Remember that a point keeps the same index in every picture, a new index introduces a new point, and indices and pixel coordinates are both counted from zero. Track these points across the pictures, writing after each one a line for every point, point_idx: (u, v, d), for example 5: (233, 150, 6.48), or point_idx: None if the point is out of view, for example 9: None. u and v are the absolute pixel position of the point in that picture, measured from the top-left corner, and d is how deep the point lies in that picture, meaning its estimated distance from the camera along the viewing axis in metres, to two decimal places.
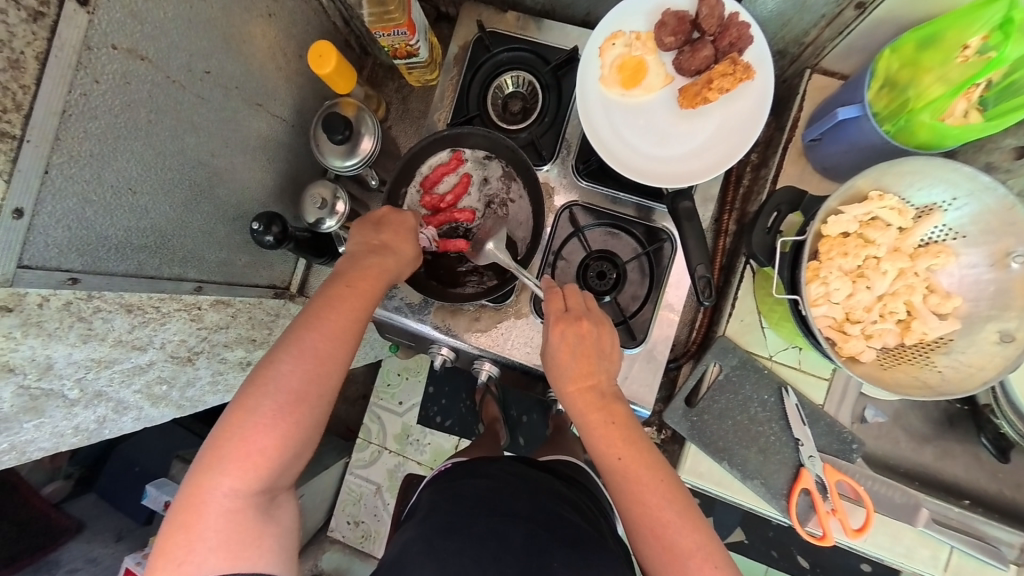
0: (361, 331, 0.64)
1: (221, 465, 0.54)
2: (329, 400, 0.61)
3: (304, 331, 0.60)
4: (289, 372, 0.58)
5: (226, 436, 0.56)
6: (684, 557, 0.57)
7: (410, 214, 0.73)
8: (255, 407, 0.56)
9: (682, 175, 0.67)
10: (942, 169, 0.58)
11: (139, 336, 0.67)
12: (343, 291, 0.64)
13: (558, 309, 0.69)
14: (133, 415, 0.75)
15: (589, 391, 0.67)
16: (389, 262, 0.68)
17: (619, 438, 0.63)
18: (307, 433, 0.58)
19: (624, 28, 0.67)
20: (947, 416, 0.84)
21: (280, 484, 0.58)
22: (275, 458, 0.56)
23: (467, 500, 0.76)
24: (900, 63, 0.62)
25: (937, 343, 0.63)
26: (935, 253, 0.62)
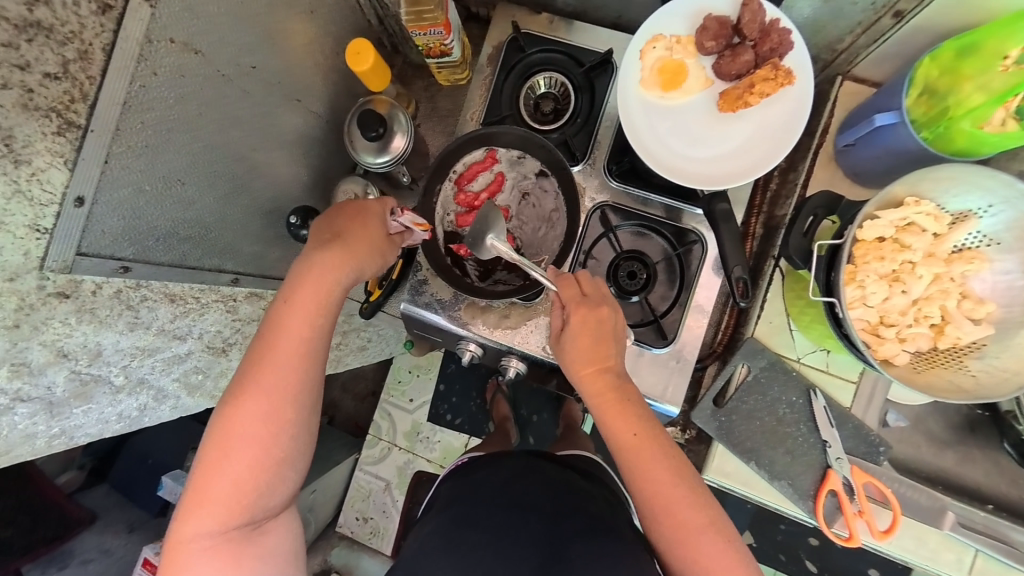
0: (316, 358, 0.63)
1: (192, 510, 0.57)
2: (296, 432, 0.61)
3: (248, 373, 0.60)
4: (237, 415, 0.59)
5: (194, 484, 0.58)
6: (699, 531, 0.59)
7: (377, 200, 0.69)
8: (214, 456, 0.58)
9: (717, 176, 0.67)
10: (981, 176, 0.59)
11: (179, 325, 0.68)
12: (281, 321, 0.62)
13: (576, 295, 0.68)
14: (170, 404, 0.75)
15: (602, 373, 0.66)
16: (339, 270, 0.64)
17: (630, 415, 0.64)
18: (275, 466, 0.60)
19: (664, 31, 0.68)
20: (969, 422, 0.86)
21: (262, 513, 0.61)
22: (241, 496, 0.58)
23: (486, 491, 0.77)
24: (938, 71, 0.63)
25: (970, 348, 0.63)
26: (969, 258, 0.63)
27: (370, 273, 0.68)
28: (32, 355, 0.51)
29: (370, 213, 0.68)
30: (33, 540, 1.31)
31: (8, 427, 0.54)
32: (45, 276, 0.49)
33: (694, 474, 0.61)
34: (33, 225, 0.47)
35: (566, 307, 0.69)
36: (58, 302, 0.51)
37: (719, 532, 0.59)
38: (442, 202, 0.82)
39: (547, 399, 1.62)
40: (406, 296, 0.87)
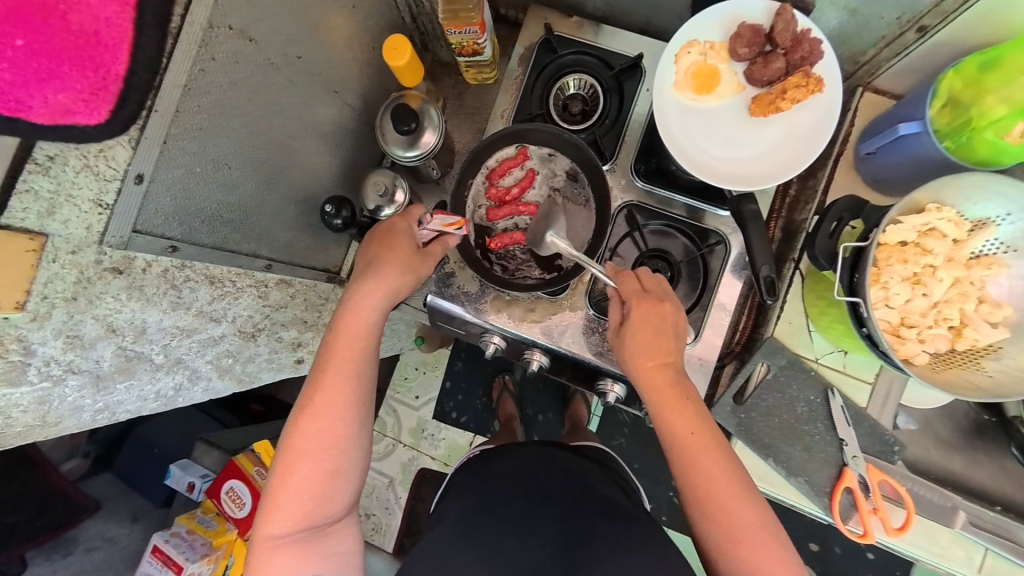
0: (366, 372, 0.69)
1: (266, 517, 0.63)
2: (354, 441, 0.67)
3: (313, 388, 0.66)
4: (304, 426, 0.65)
5: (269, 491, 0.64)
6: (750, 530, 0.60)
7: (402, 216, 0.75)
8: (286, 465, 0.64)
9: (744, 178, 0.70)
10: (1001, 185, 0.62)
11: (217, 307, 0.70)
12: (337, 340, 0.69)
13: (636, 290, 0.72)
14: (202, 385, 0.76)
15: (660, 365, 0.69)
16: (375, 290, 0.70)
17: (688, 413, 0.65)
18: (337, 474, 0.65)
19: (698, 37, 0.70)
20: (976, 427, 0.89)
21: (327, 518, 0.66)
22: (309, 501, 0.64)
23: (502, 479, 0.80)
24: (962, 83, 0.65)
25: (986, 350, 0.66)
26: (987, 264, 0.65)
27: (405, 291, 0.73)
28: (86, 328, 0.52)
29: (399, 233, 0.73)
30: (36, 526, 1.30)
31: (57, 399, 0.55)
32: (103, 251, 0.51)
33: (744, 470, 0.63)
34: (97, 200, 0.49)
35: (627, 301, 0.72)
36: (112, 277, 0.53)
37: (767, 530, 0.60)
38: (474, 195, 0.84)
39: (553, 400, 1.64)
40: (432, 288, 0.88)
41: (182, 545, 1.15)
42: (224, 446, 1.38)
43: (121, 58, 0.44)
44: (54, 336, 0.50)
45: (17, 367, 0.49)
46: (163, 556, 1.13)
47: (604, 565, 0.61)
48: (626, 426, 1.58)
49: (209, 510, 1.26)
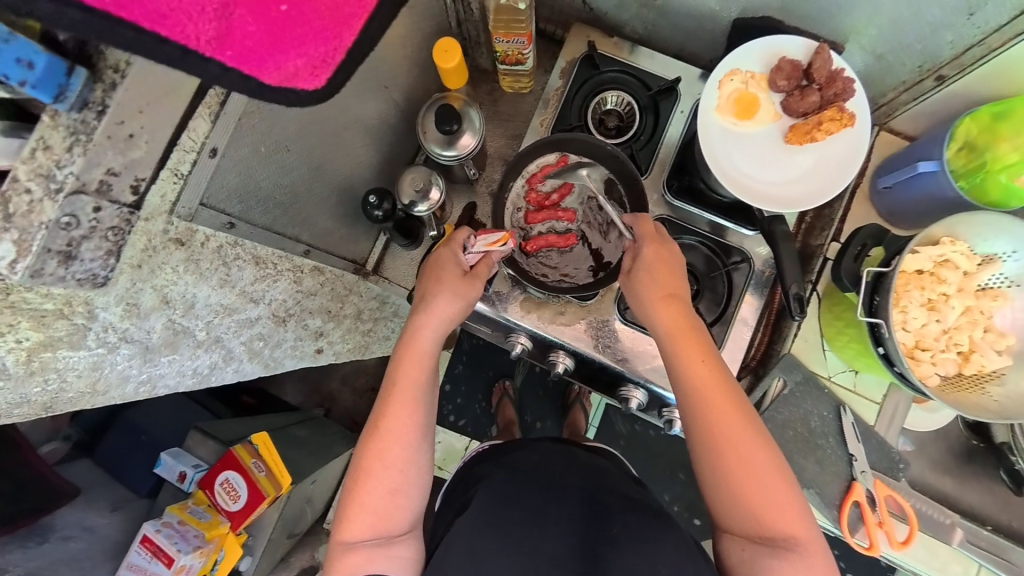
0: (422, 399, 0.78)
1: (344, 524, 0.74)
2: (413, 461, 0.77)
3: (378, 413, 0.77)
4: (372, 447, 0.76)
5: (344, 500, 0.76)
6: (761, 475, 0.61)
7: (447, 250, 0.83)
8: (357, 482, 0.75)
9: (776, 201, 0.74)
10: (1011, 225, 0.67)
11: (257, 289, 0.69)
12: (399, 369, 0.79)
13: (653, 232, 0.74)
14: (234, 366, 0.75)
15: (673, 300, 0.70)
16: (430, 324, 0.79)
17: (700, 351, 0.67)
18: (399, 490, 0.75)
19: (740, 67, 0.75)
20: (967, 451, 0.94)
21: (394, 529, 0.75)
22: (378, 511, 0.74)
23: (523, 467, 0.82)
24: (977, 129, 0.71)
25: (991, 376, 0.71)
26: (993, 296, 0.71)
27: (455, 321, 0.80)
28: (144, 297, 0.52)
29: (446, 265, 0.81)
30: None
31: (107, 367, 0.55)
32: (171, 221, 0.50)
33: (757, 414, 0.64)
34: (174, 170, 0.49)
35: (642, 241, 0.73)
36: (174, 248, 0.52)
37: (779, 474, 0.62)
38: (514, 197, 0.88)
39: (552, 408, 1.66)
40: None
41: (174, 536, 1.12)
42: (219, 436, 1.35)
43: (353, 29, 0.46)
44: (116, 302, 0.50)
45: (79, 332, 0.49)
46: (153, 546, 1.11)
47: (622, 551, 0.64)
48: (622, 438, 1.60)
49: (202, 502, 1.24)
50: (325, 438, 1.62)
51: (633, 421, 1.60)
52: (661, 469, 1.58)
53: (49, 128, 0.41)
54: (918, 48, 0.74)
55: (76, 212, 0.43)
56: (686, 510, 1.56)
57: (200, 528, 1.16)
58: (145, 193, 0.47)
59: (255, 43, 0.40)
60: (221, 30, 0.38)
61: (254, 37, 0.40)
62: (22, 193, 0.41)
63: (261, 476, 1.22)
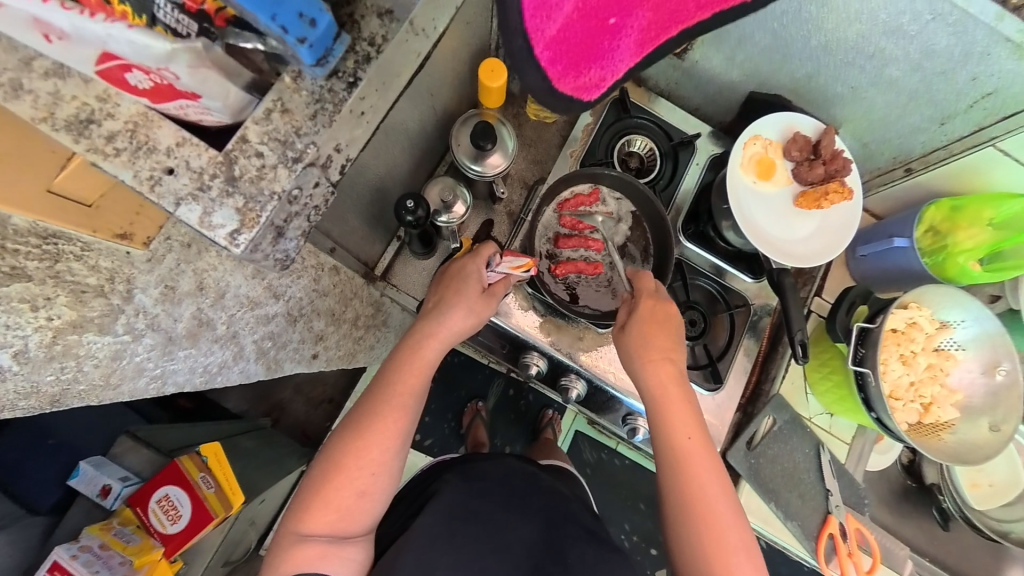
0: (415, 406, 0.76)
1: (305, 516, 0.69)
2: (387, 466, 0.73)
3: (368, 411, 0.74)
4: (350, 443, 0.72)
5: (307, 493, 0.71)
6: (722, 522, 0.67)
7: (472, 263, 0.81)
8: (327, 476, 0.70)
9: (785, 253, 0.82)
10: (965, 300, 0.81)
11: (280, 283, 0.73)
12: (398, 371, 0.76)
13: (650, 288, 0.78)
14: (240, 368, 0.76)
15: (659, 350, 0.74)
16: (435, 330, 0.77)
17: (686, 406, 0.73)
18: (366, 495, 0.71)
19: (762, 133, 0.85)
20: (905, 491, 1.08)
21: (353, 533, 0.71)
22: (340, 509, 0.70)
23: (491, 482, 0.83)
24: (941, 217, 0.85)
25: (945, 426, 0.83)
26: (947, 357, 0.84)
27: (462, 331, 0.79)
28: (183, 279, 0.62)
29: (469, 276, 0.80)
30: None
31: (126, 358, 0.60)
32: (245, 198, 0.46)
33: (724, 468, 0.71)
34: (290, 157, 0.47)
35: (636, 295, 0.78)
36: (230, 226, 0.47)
37: (737, 523, 0.67)
38: (546, 221, 0.90)
39: (521, 433, 1.64)
40: None
41: (95, 563, 0.95)
42: (156, 445, 1.20)
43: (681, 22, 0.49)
44: (155, 283, 0.60)
45: (112, 313, 0.57)
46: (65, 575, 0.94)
47: None
48: (589, 466, 1.61)
49: (130, 521, 1.08)
50: (277, 452, 1.46)
51: (601, 450, 1.63)
52: (622, 499, 1.61)
53: (290, 89, 0.48)
54: (896, 142, 0.89)
55: (301, 185, 0.48)
56: (644, 541, 1.59)
57: (126, 553, 1.00)
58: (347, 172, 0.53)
59: (573, 49, 0.43)
60: (561, 33, 0.41)
61: (576, 47, 0.43)
62: (253, 155, 0.47)
63: (209, 493, 1.09)
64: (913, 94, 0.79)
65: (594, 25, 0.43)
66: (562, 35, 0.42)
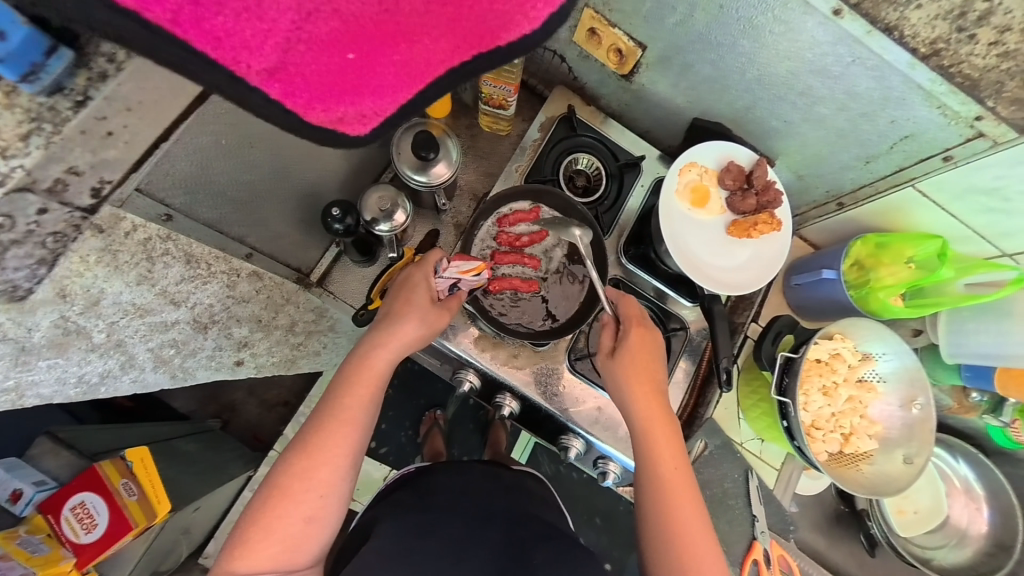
0: (365, 422, 0.72)
1: (241, 550, 0.65)
2: (337, 487, 0.69)
3: (313, 430, 0.70)
4: (294, 468, 0.68)
5: (245, 525, 0.66)
6: (700, 565, 0.64)
7: (417, 271, 0.80)
8: (268, 505, 0.66)
9: (715, 282, 0.82)
10: (885, 334, 0.83)
11: (181, 290, 0.68)
12: (348, 384, 0.72)
13: (637, 317, 0.79)
14: (133, 375, 0.74)
15: (647, 387, 0.74)
16: (390, 343, 0.74)
17: (670, 441, 0.71)
18: (314, 520, 0.67)
19: (698, 161, 0.86)
20: (837, 514, 1.08)
21: (299, 563, 0.67)
22: (285, 539, 0.66)
23: (448, 494, 0.82)
24: (867, 252, 0.88)
25: (864, 457, 0.84)
26: (868, 388, 0.85)
27: (418, 341, 0.77)
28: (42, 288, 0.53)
29: (417, 286, 0.78)
30: None
31: None
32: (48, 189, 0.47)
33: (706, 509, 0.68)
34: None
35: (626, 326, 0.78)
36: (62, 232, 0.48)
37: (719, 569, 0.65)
38: (483, 236, 0.89)
39: (480, 445, 1.60)
40: None
41: None
42: (79, 447, 1.13)
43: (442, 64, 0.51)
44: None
45: None
46: None
47: None
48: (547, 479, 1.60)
49: (39, 530, 1.02)
50: (219, 456, 1.42)
51: (559, 463, 1.61)
52: (577, 513, 1.59)
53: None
54: (829, 177, 0.91)
55: (14, 212, 0.47)
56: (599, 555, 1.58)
57: (31, 564, 0.95)
58: (100, 194, 0.53)
59: (313, 85, 0.45)
60: (275, 65, 0.43)
61: (313, 79, 0.45)
62: None
63: (131, 501, 1.04)
64: (841, 133, 0.81)
65: (338, 62, 0.45)
66: (291, 66, 0.43)
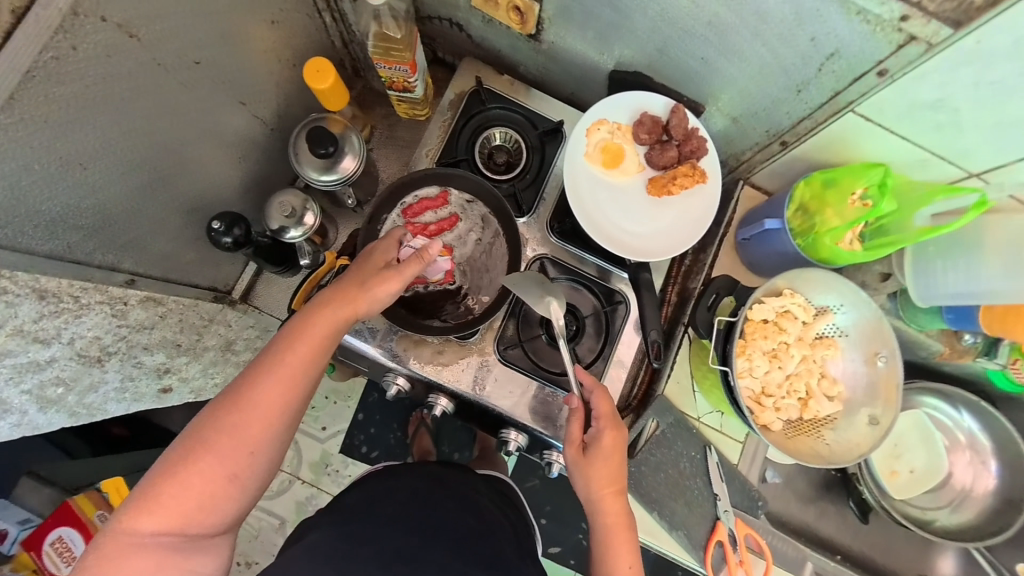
0: (306, 390, 0.65)
1: (147, 507, 0.56)
2: (267, 450, 0.62)
3: (250, 381, 0.62)
4: (219, 424, 0.60)
5: (154, 480, 0.58)
6: None
7: (387, 242, 0.73)
8: (186, 458, 0.58)
9: (635, 249, 0.77)
10: (837, 283, 0.74)
11: (46, 327, 0.59)
12: (294, 338, 0.64)
13: (613, 415, 0.73)
14: (13, 419, 0.64)
15: (615, 494, 0.70)
16: (344, 303, 0.66)
17: (631, 550, 0.69)
18: (234, 480, 0.60)
19: (609, 117, 0.78)
20: (826, 481, 0.98)
21: (209, 527, 0.59)
22: (196, 502, 0.58)
23: (401, 498, 0.76)
24: (811, 194, 0.79)
25: (827, 422, 0.76)
26: (827, 345, 0.77)
27: (372, 313, 0.69)
28: None
29: (379, 251, 0.71)
30: None
31: None
32: None
33: None
34: None
35: (599, 425, 0.72)
36: None
37: None
38: (389, 230, 0.84)
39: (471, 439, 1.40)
40: None
41: None
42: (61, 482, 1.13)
43: None
44: None
45: None
46: None
47: None
48: None
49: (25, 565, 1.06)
50: None
51: None
52: None
53: None
54: (763, 115, 0.81)
55: None
56: None
57: None
58: None
59: None
60: None
61: None
62: None
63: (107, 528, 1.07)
64: (761, 63, 0.72)
65: None
66: None
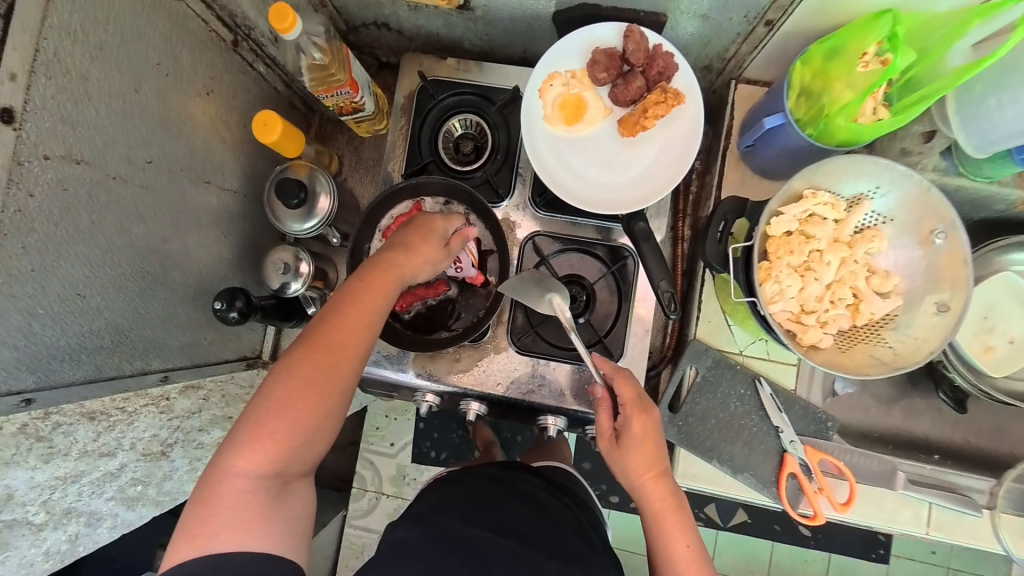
0: (374, 332, 0.63)
1: (239, 446, 0.55)
2: (342, 396, 0.60)
3: (323, 324, 0.60)
4: (300, 362, 0.58)
5: (244, 423, 0.57)
6: None
7: (437, 218, 0.71)
8: (270, 397, 0.57)
9: (621, 201, 0.72)
10: (864, 165, 0.64)
11: (105, 442, 0.66)
12: (361, 285, 0.63)
13: (636, 399, 0.69)
14: (108, 523, 0.76)
15: (657, 477, 0.68)
16: (399, 257, 0.66)
17: (683, 529, 0.66)
18: (314, 424, 0.58)
19: (560, 68, 0.71)
20: (908, 378, 0.89)
21: (294, 471, 0.58)
22: (284, 443, 0.56)
23: (464, 499, 0.76)
24: (812, 74, 0.68)
25: (885, 321, 0.69)
26: (870, 238, 0.68)
27: (419, 279, 0.68)
28: None
29: (428, 220, 0.70)
30: None
31: None
32: None
33: None
34: None
35: (625, 411, 0.69)
36: None
37: None
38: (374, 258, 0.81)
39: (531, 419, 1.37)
40: None
41: None
42: None
43: None
44: None
45: None
46: None
47: None
48: None
49: None
50: None
51: None
52: None
53: None
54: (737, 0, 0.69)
55: None
56: None
57: None
58: None
59: None
60: None
61: None
62: None
63: None
64: None
65: None
66: None
